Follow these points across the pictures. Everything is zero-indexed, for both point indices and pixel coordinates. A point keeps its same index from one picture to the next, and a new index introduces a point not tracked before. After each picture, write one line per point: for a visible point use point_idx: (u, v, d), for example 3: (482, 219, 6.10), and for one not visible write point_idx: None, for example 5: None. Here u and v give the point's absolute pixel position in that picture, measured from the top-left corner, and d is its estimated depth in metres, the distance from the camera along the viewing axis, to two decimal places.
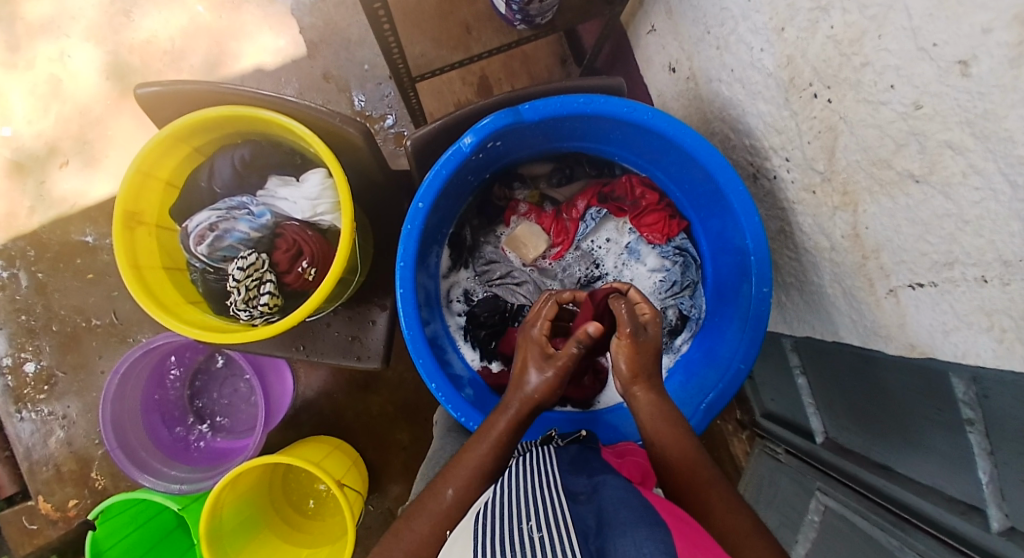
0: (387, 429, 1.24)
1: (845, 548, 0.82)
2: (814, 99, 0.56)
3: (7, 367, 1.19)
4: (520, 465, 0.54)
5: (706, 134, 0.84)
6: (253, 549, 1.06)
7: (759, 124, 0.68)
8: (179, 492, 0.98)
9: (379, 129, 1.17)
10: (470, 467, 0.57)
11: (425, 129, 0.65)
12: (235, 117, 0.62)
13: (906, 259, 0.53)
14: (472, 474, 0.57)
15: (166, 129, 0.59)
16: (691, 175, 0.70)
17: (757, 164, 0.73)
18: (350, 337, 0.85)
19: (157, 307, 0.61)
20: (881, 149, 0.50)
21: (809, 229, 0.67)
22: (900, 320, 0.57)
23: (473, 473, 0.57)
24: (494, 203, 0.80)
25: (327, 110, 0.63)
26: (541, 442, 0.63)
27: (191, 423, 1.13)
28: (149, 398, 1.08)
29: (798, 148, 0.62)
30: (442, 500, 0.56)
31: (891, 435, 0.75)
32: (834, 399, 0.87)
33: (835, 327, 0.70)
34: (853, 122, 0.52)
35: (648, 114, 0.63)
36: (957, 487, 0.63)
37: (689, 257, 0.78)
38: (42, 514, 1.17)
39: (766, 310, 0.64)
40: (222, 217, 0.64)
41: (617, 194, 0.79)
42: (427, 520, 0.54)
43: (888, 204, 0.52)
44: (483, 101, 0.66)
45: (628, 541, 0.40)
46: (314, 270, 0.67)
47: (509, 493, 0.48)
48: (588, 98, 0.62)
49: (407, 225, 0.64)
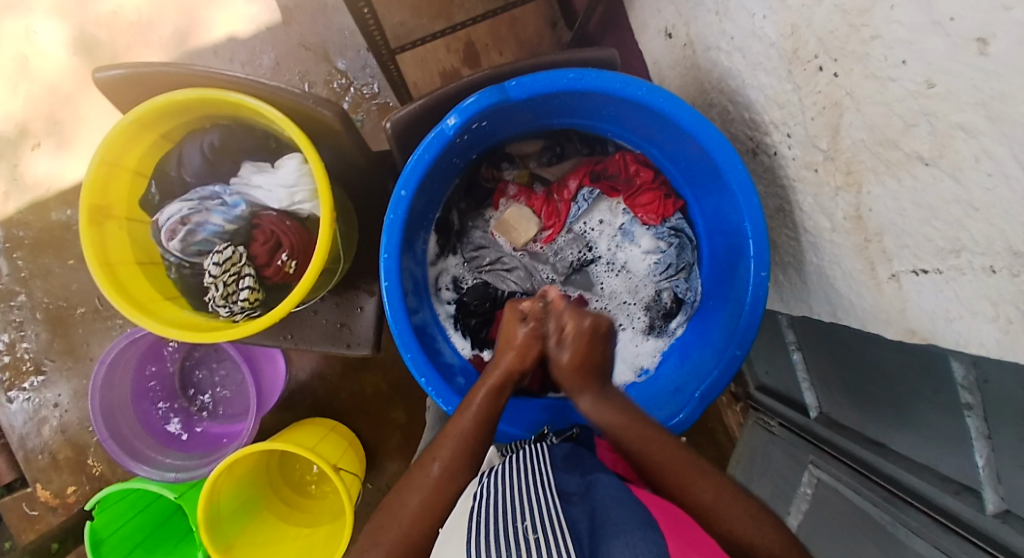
0: (382, 409, 1.24)
1: (836, 519, 0.83)
2: (819, 73, 0.52)
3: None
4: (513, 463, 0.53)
5: (703, 106, 0.80)
6: (252, 531, 1.07)
7: (760, 97, 0.64)
8: (174, 479, 0.99)
9: (362, 102, 1.12)
10: (458, 441, 0.57)
11: (407, 109, 0.61)
12: (202, 102, 0.58)
13: (910, 243, 0.50)
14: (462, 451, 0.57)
15: (129, 116, 0.55)
16: (685, 152, 0.67)
17: (757, 139, 0.70)
18: (338, 324, 0.83)
19: (131, 305, 0.58)
20: (888, 128, 0.47)
21: (809, 209, 0.65)
22: (901, 305, 0.55)
23: (460, 450, 0.57)
24: (481, 185, 0.77)
25: (300, 90, 0.59)
26: (534, 440, 0.61)
27: (191, 395, 1.13)
28: (144, 373, 1.08)
29: (801, 124, 0.59)
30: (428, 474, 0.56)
31: (886, 414, 0.74)
32: (830, 375, 0.86)
33: (832, 308, 0.67)
34: (860, 98, 0.49)
35: (642, 90, 0.60)
36: (952, 465, 0.63)
37: (685, 238, 0.75)
38: (41, 501, 1.18)
39: (765, 293, 0.61)
40: (195, 209, 0.61)
41: (610, 172, 0.75)
42: (417, 494, 0.54)
43: (893, 185, 0.50)
44: (467, 78, 0.62)
45: (619, 549, 0.39)
46: (294, 263, 0.64)
47: (501, 493, 0.47)
48: (578, 73, 0.58)
49: (389, 214, 0.60)
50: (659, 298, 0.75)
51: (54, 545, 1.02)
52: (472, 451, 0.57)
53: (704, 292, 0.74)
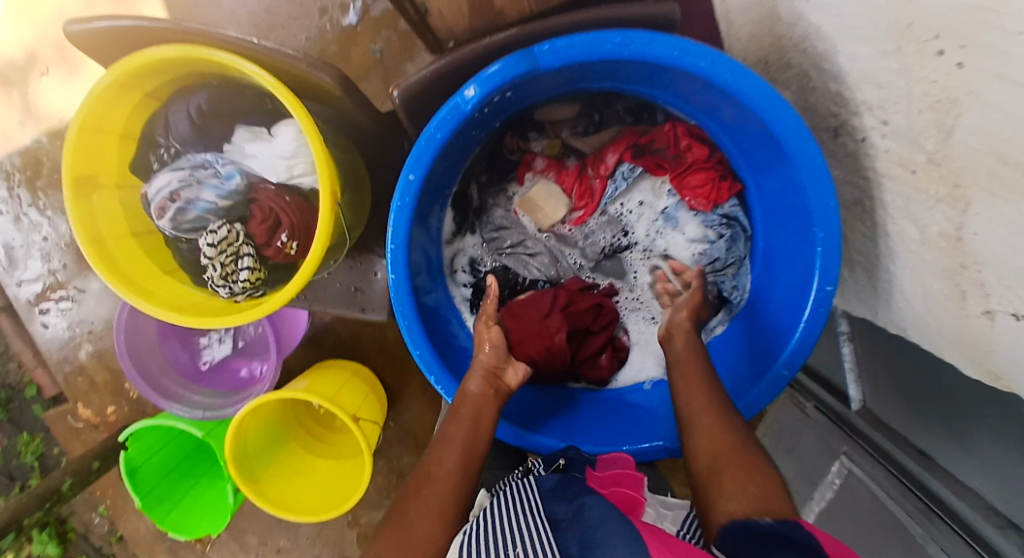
0: (402, 354, 1.23)
1: (860, 515, 0.80)
2: (937, 58, 0.40)
3: (34, 294, 1.18)
4: (501, 503, 0.50)
5: (778, 63, 0.66)
6: (279, 464, 1.11)
7: (853, 70, 0.52)
8: (202, 417, 1.02)
9: (382, 29, 0.95)
10: (460, 445, 0.52)
11: (416, 73, 0.51)
12: (186, 59, 0.51)
13: (1012, 283, 0.41)
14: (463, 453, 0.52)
15: (106, 78, 0.48)
16: (749, 131, 0.56)
17: (843, 117, 0.57)
18: (353, 288, 0.79)
19: (127, 285, 0.55)
20: (1014, 144, 0.36)
21: (896, 212, 0.54)
22: (989, 346, 0.46)
23: (465, 453, 0.52)
24: (505, 156, 0.68)
25: (293, 52, 0.50)
26: (521, 474, 0.58)
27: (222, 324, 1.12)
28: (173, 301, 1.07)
29: (902, 113, 0.47)
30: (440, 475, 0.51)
31: (938, 430, 0.68)
32: (882, 378, 0.80)
33: (901, 322, 0.59)
34: (984, 100, 0.37)
35: (706, 60, 0.48)
36: (1001, 498, 0.57)
37: (738, 227, 0.66)
38: (85, 418, 1.26)
39: (826, 312, 0.54)
40: (185, 182, 0.55)
41: (656, 145, 0.66)
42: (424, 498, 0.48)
43: (1006, 212, 0.39)
44: (491, 36, 0.51)
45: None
46: (296, 244, 0.59)
47: (487, 529, 0.44)
48: (625, 37, 0.47)
49: (398, 201, 0.53)
50: (700, 292, 0.68)
51: (95, 463, 1.08)
52: (476, 450, 0.53)
53: (753, 291, 0.66)
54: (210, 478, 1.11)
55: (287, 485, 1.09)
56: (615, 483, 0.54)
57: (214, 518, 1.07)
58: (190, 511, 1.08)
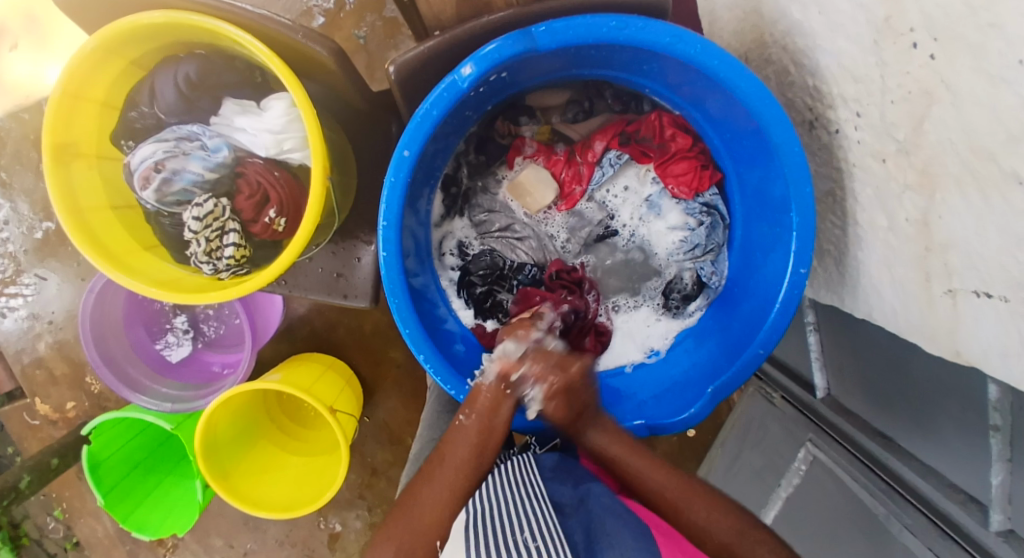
0: (381, 347, 1.20)
1: (828, 502, 0.81)
2: (913, 51, 0.43)
3: None
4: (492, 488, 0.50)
5: (758, 59, 0.69)
6: (250, 461, 1.05)
7: (831, 65, 0.55)
8: (171, 410, 0.98)
9: (366, 14, 0.94)
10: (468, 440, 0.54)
11: (414, 51, 0.52)
12: (175, 27, 0.50)
13: (979, 264, 0.43)
14: (471, 452, 0.53)
15: (92, 42, 0.47)
16: (731, 119, 0.59)
17: (819, 110, 0.60)
18: (335, 274, 0.77)
19: (104, 258, 0.53)
20: (980, 125, 0.38)
21: (866, 201, 0.57)
22: (951, 324, 0.49)
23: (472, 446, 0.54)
24: (496, 140, 0.69)
25: (289, 22, 0.51)
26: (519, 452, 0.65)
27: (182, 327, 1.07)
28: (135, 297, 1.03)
29: (877, 105, 0.50)
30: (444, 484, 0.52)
31: (901, 414, 0.71)
32: (848, 366, 0.81)
33: (868, 308, 0.62)
34: (958, 93, 0.40)
35: (696, 48, 0.51)
36: (964, 475, 0.60)
37: (717, 216, 0.68)
38: (42, 413, 1.19)
39: (800, 292, 0.56)
40: (170, 152, 0.54)
41: (642, 134, 0.68)
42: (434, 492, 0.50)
43: (975, 200, 0.41)
44: (489, 17, 0.53)
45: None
46: (284, 221, 0.58)
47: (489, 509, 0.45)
48: (620, 22, 0.49)
49: (390, 177, 0.53)
50: (680, 280, 0.70)
51: (55, 459, 1.03)
52: (485, 454, 0.54)
53: (730, 277, 0.68)
54: (176, 475, 1.07)
55: (254, 482, 1.03)
56: None
57: (180, 513, 1.03)
58: (154, 508, 1.03)
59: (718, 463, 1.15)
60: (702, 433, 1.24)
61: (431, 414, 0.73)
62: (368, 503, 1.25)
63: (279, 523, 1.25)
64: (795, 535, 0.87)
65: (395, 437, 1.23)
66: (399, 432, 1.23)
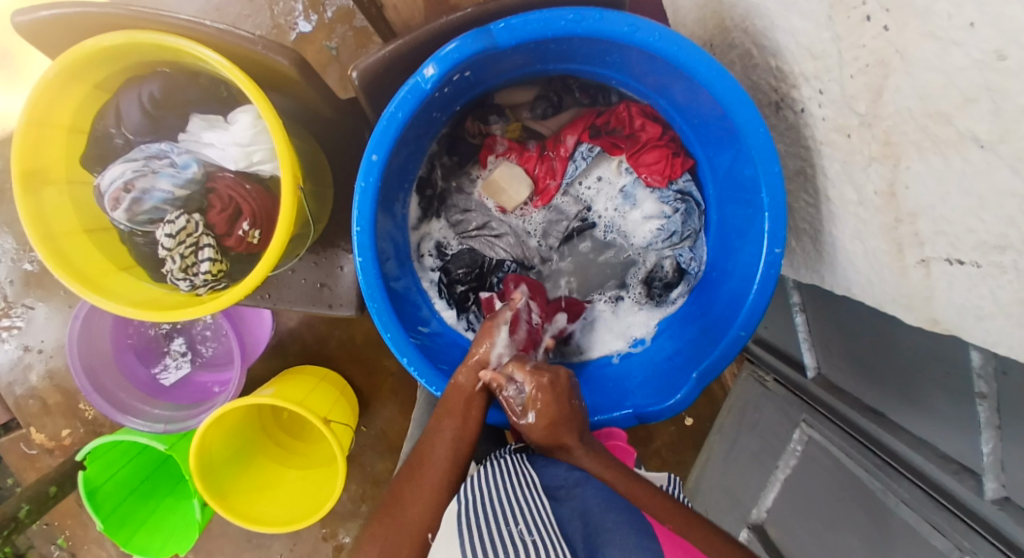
0: (373, 356, 1.20)
1: (825, 480, 0.82)
2: (866, 23, 0.43)
3: None
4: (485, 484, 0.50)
5: (721, 44, 0.70)
6: (248, 477, 1.05)
7: (790, 43, 0.55)
8: (164, 431, 0.97)
9: (336, 25, 0.95)
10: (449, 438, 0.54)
11: (374, 54, 0.52)
12: (135, 47, 0.50)
13: (947, 230, 0.43)
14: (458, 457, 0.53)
15: (54, 67, 0.47)
16: (700, 107, 0.59)
17: (783, 91, 0.61)
18: (318, 284, 0.77)
19: (79, 281, 0.53)
20: (936, 92, 0.39)
21: (835, 176, 0.57)
22: (926, 293, 0.49)
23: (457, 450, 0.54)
24: (467, 140, 0.70)
25: (249, 34, 0.52)
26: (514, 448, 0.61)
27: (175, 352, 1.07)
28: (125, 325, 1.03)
29: (836, 80, 0.50)
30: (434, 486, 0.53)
31: (889, 388, 0.71)
32: (834, 343, 0.82)
33: (846, 284, 0.62)
34: (912, 60, 0.40)
35: (654, 35, 0.51)
36: (954, 445, 0.60)
37: (692, 201, 0.68)
38: (38, 444, 1.19)
39: (776, 272, 0.56)
40: (139, 171, 0.54)
41: (612, 125, 0.68)
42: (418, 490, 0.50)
43: (938, 165, 0.42)
44: (448, 17, 0.53)
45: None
46: (258, 233, 0.58)
47: (482, 506, 0.45)
48: (576, 14, 0.50)
49: (361, 181, 0.53)
50: (660, 268, 0.71)
51: (52, 488, 1.03)
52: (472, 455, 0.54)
53: (709, 262, 0.68)
54: (175, 497, 1.07)
55: (254, 498, 1.02)
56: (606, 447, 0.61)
57: (181, 535, 1.03)
58: (155, 532, 1.03)
59: (716, 451, 1.15)
60: (700, 422, 1.24)
61: (422, 417, 0.73)
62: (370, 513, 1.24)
63: (283, 539, 1.25)
64: (796, 516, 0.87)
65: (393, 445, 1.23)
66: (397, 440, 1.22)
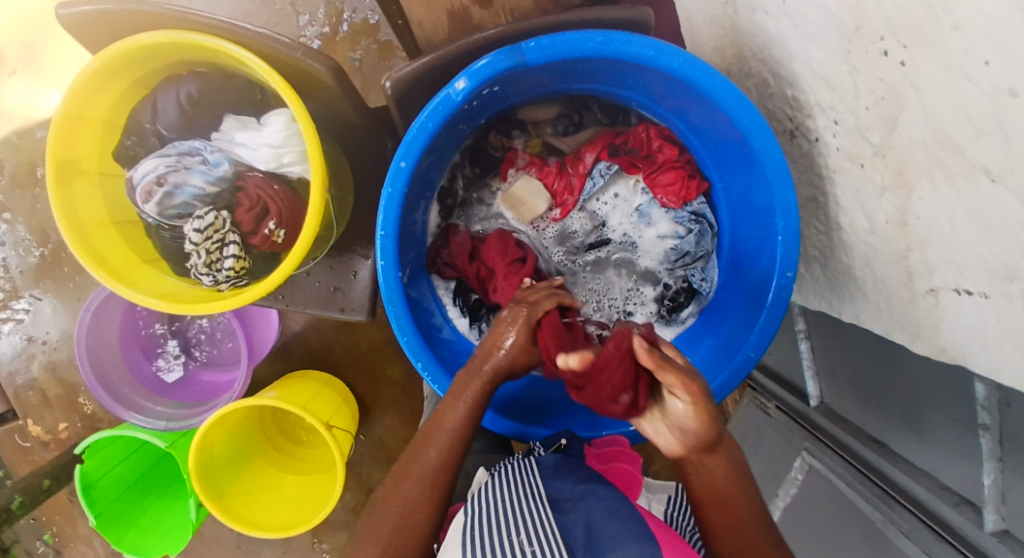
0: (377, 364, 1.20)
1: (825, 509, 0.81)
2: (882, 58, 0.45)
3: None
4: (492, 491, 0.50)
5: (738, 74, 0.72)
6: (245, 480, 1.04)
7: (806, 74, 0.57)
8: (165, 428, 0.96)
9: (360, 38, 0.98)
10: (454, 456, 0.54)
11: (409, 67, 0.55)
12: (176, 47, 0.52)
13: (957, 260, 0.45)
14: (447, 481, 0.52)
15: (94, 62, 0.49)
16: (719, 132, 0.61)
17: (798, 120, 0.63)
18: (332, 288, 0.79)
19: (105, 270, 0.54)
20: (948, 123, 0.40)
21: (847, 205, 0.59)
22: (935, 321, 0.50)
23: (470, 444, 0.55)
24: (489, 152, 0.71)
25: (288, 40, 0.54)
26: (522, 455, 0.63)
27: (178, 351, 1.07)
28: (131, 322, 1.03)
29: (852, 111, 0.52)
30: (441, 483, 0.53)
31: (893, 417, 0.71)
32: (839, 370, 0.83)
33: (855, 311, 0.63)
34: (925, 93, 0.42)
35: (678, 60, 0.53)
36: (956, 475, 0.60)
37: (705, 223, 0.70)
38: (34, 436, 1.18)
39: (788, 295, 0.57)
40: (172, 167, 0.55)
41: (630, 146, 0.70)
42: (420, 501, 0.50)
43: (949, 195, 0.43)
44: (482, 35, 0.55)
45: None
46: (283, 232, 0.59)
47: (490, 514, 0.45)
48: (605, 37, 0.52)
49: (388, 187, 0.55)
50: (671, 287, 0.71)
51: (46, 481, 1.03)
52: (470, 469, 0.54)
53: (721, 284, 0.70)
54: (169, 497, 1.06)
55: (250, 502, 1.01)
56: (614, 460, 0.63)
57: (174, 536, 1.01)
58: (149, 531, 1.02)
59: None
60: None
61: None
62: None
63: (274, 545, 1.23)
64: (795, 545, 0.87)
65: (391, 455, 1.22)
66: (395, 450, 1.21)
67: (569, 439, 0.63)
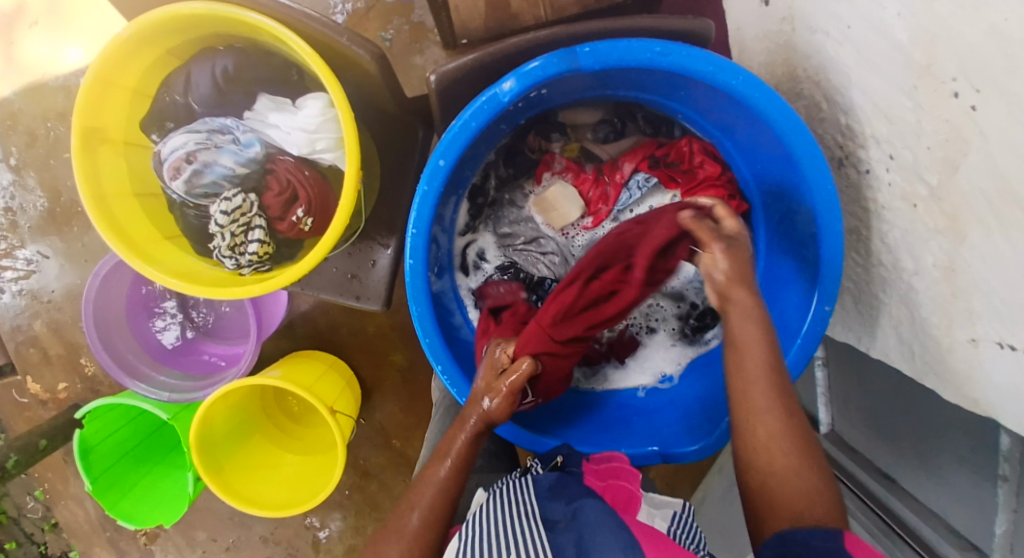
0: (383, 350, 1.19)
1: None
2: (952, 99, 0.43)
3: None
4: (488, 515, 0.48)
5: (788, 93, 0.70)
6: (243, 455, 1.04)
7: (865, 104, 0.55)
8: (168, 400, 0.96)
9: (394, 17, 0.94)
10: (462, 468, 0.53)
11: (455, 62, 0.53)
12: (216, 19, 0.50)
13: (1004, 314, 0.43)
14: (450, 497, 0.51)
15: (130, 29, 0.47)
16: (767, 153, 0.59)
17: (849, 149, 0.61)
18: (349, 275, 0.77)
19: (126, 246, 0.53)
20: (1013, 176, 0.38)
21: (892, 242, 0.58)
22: (972, 372, 0.49)
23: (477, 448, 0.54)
24: (525, 153, 0.70)
25: (333, 23, 0.52)
26: (518, 473, 0.58)
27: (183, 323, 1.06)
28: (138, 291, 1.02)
29: (910, 148, 0.51)
30: (449, 487, 0.52)
31: (907, 454, 0.70)
32: (853, 400, 0.82)
33: (885, 348, 0.62)
34: (993, 142, 0.40)
35: (737, 79, 0.51)
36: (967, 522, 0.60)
37: None
38: (32, 393, 1.17)
39: (823, 329, 0.56)
40: (202, 144, 0.53)
41: (671, 159, 0.68)
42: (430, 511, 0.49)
43: (1003, 248, 0.42)
44: (534, 35, 0.53)
45: None
46: (311, 220, 0.57)
47: (485, 539, 0.43)
48: (664, 48, 0.50)
49: (423, 185, 0.53)
50: (697, 308, 0.73)
51: (43, 442, 1.02)
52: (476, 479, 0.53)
53: None
54: (166, 466, 1.06)
55: (248, 479, 1.01)
56: (612, 473, 0.56)
57: (170, 506, 1.01)
58: (143, 499, 1.01)
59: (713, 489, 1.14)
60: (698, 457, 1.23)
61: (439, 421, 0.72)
62: (356, 505, 1.23)
63: (265, 520, 1.23)
64: None
65: (389, 441, 1.22)
66: (394, 436, 1.21)
67: (566, 456, 0.59)
